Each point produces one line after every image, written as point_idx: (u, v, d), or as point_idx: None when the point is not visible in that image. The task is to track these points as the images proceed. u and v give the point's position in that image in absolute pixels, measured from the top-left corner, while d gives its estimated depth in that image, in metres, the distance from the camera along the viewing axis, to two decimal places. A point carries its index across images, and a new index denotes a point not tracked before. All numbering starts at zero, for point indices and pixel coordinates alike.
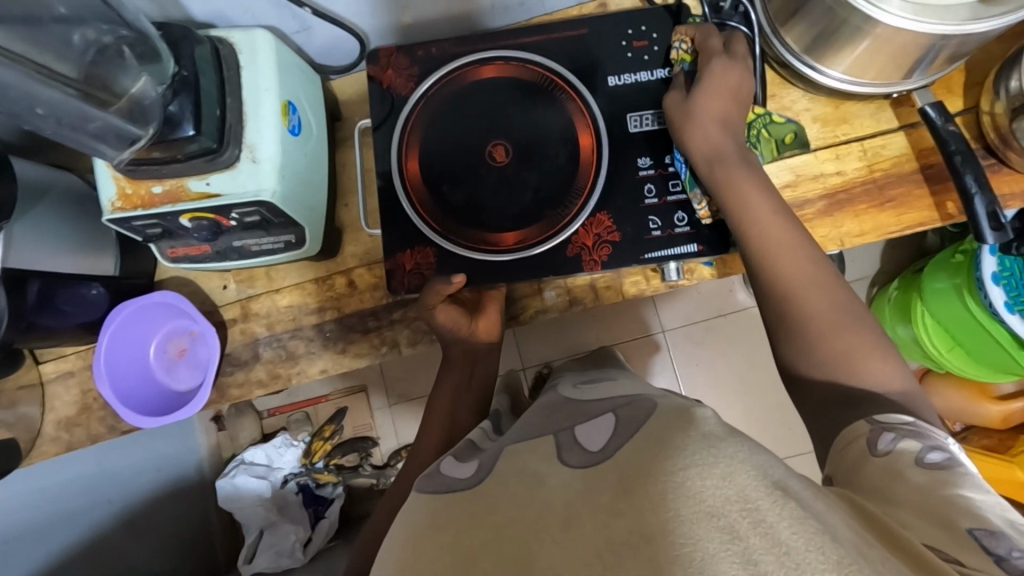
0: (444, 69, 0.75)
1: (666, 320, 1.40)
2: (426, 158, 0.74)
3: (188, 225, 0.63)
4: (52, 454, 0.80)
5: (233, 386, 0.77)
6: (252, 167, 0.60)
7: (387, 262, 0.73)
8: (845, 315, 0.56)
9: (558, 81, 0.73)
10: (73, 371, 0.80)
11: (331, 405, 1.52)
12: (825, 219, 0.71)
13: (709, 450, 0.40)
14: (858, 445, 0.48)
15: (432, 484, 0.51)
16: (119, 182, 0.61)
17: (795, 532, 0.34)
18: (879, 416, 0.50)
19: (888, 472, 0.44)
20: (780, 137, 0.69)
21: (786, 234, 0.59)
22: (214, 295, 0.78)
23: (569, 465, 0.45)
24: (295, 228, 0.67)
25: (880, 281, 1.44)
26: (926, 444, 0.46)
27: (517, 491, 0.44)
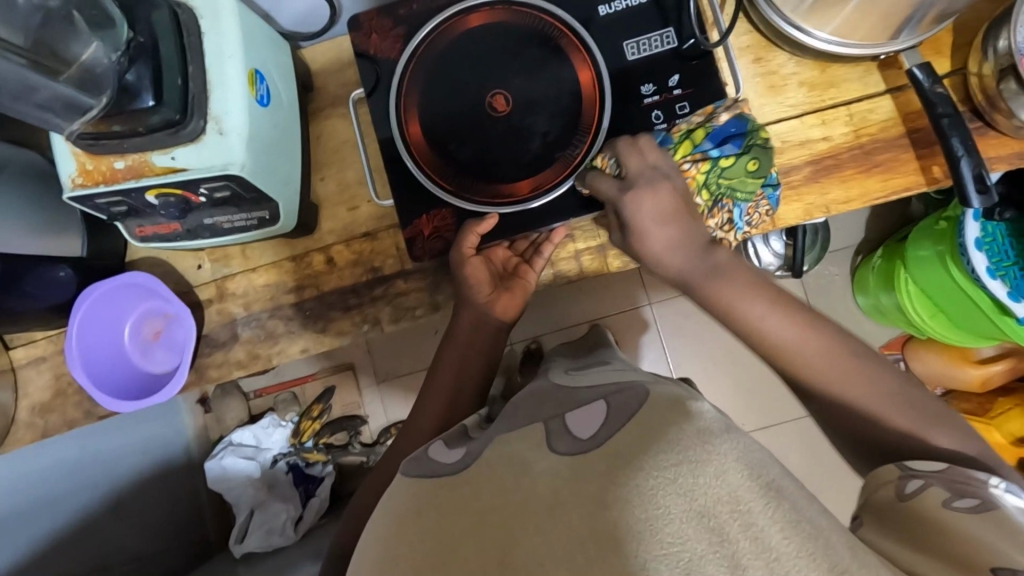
0: (437, 20, 0.71)
1: (652, 292, 1.40)
2: (426, 118, 0.71)
3: (154, 202, 0.61)
4: (28, 441, 0.78)
5: (212, 368, 0.75)
6: (218, 139, 0.57)
7: (406, 231, 0.71)
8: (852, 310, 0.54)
9: (549, 20, 0.71)
10: (45, 356, 0.78)
11: (318, 383, 1.52)
12: (812, 186, 0.70)
13: (706, 444, 0.40)
14: (888, 492, 0.53)
15: (416, 468, 0.50)
16: (78, 157, 0.58)
17: (787, 539, 0.36)
18: (910, 461, 0.53)
19: (926, 519, 0.48)
20: (743, 172, 0.64)
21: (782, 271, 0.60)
22: (188, 275, 0.76)
23: (557, 453, 0.44)
24: (268, 204, 0.64)
25: (864, 250, 1.45)
26: (956, 490, 0.50)
27: (501, 476, 0.44)
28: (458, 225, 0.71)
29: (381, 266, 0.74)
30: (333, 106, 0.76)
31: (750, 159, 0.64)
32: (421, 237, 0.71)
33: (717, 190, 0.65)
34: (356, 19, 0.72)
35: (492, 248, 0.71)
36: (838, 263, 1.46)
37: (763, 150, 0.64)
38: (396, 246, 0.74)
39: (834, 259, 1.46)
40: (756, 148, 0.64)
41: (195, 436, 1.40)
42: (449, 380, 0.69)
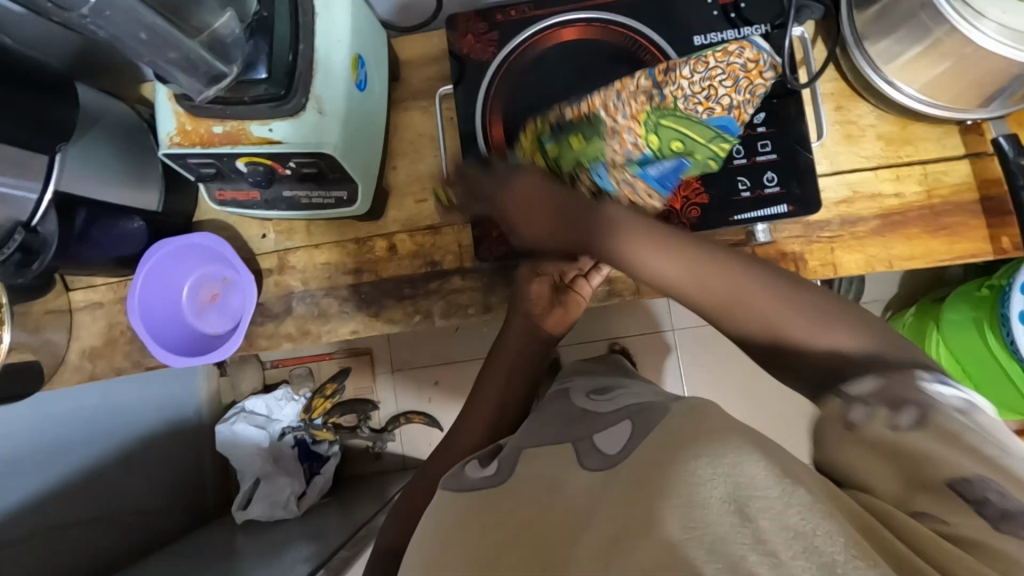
0: (532, 29, 0.72)
1: (677, 318, 1.40)
2: (510, 124, 0.73)
3: (243, 169, 0.62)
4: (73, 383, 0.80)
5: (262, 337, 0.77)
6: (316, 118, 0.58)
7: (475, 231, 0.72)
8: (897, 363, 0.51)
9: (642, 42, 0.71)
10: (101, 303, 0.80)
11: (335, 363, 1.54)
12: (877, 240, 0.71)
13: (719, 444, 0.41)
14: (831, 423, 0.45)
15: (455, 482, 0.53)
16: (178, 116, 0.59)
17: (818, 520, 0.35)
18: (849, 389, 0.47)
19: (882, 441, 0.41)
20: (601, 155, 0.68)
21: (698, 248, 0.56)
22: (252, 243, 0.77)
23: (590, 469, 0.48)
24: (348, 186, 0.65)
25: (894, 306, 1.45)
26: (895, 403, 0.43)
27: (537, 492, 0.48)
28: None
29: (441, 260, 0.75)
30: (414, 98, 0.77)
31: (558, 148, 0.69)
32: (489, 239, 0.72)
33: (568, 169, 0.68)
34: (454, 20, 0.73)
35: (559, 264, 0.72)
36: None
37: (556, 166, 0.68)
38: (458, 242, 0.75)
39: None
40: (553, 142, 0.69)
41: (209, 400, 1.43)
42: (495, 392, 0.70)
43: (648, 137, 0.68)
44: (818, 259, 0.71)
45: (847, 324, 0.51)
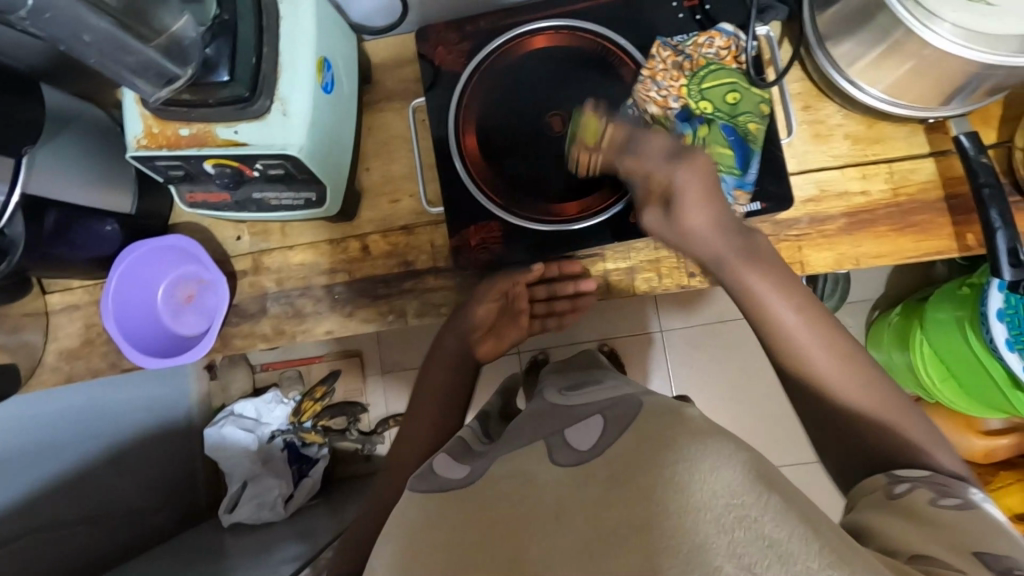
0: (504, 37, 0.72)
1: (664, 319, 1.41)
2: (484, 132, 0.73)
3: (210, 170, 0.63)
4: (52, 383, 0.81)
5: (238, 337, 0.77)
6: (282, 120, 0.59)
7: (452, 240, 0.73)
8: (846, 349, 0.55)
9: (612, 48, 0.71)
10: (79, 304, 0.81)
11: (325, 366, 1.54)
12: (844, 237, 0.72)
13: (699, 447, 0.41)
14: (876, 494, 0.48)
15: (425, 485, 0.50)
16: (146, 120, 0.60)
17: (793, 530, 0.36)
18: (899, 470, 0.49)
19: (906, 511, 0.44)
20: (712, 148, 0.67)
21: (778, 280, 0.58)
22: (227, 245, 0.78)
23: (561, 464, 0.46)
24: (317, 187, 0.66)
25: (881, 306, 1.46)
26: (942, 492, 0.45)
27: (509, 488, 0.45)
28: (505, 239, 0.72)
29: (415, 260, 0.76)
30: (387, 100, 0.78)
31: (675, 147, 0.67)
32: (466, 248, 0.72)
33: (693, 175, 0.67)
34: (424, 33, 0.74)
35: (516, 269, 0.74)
36: (855, 314, 1.46)
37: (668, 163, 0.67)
38: (432, 242, 0.76)
39: (849, 310, 1.47)
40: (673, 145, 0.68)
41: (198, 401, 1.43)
42: (435, 405, 0.69)
43: (702, 104, 0.69)
44: (787, 258, 0.72)
45: (828, 328, 0.56)
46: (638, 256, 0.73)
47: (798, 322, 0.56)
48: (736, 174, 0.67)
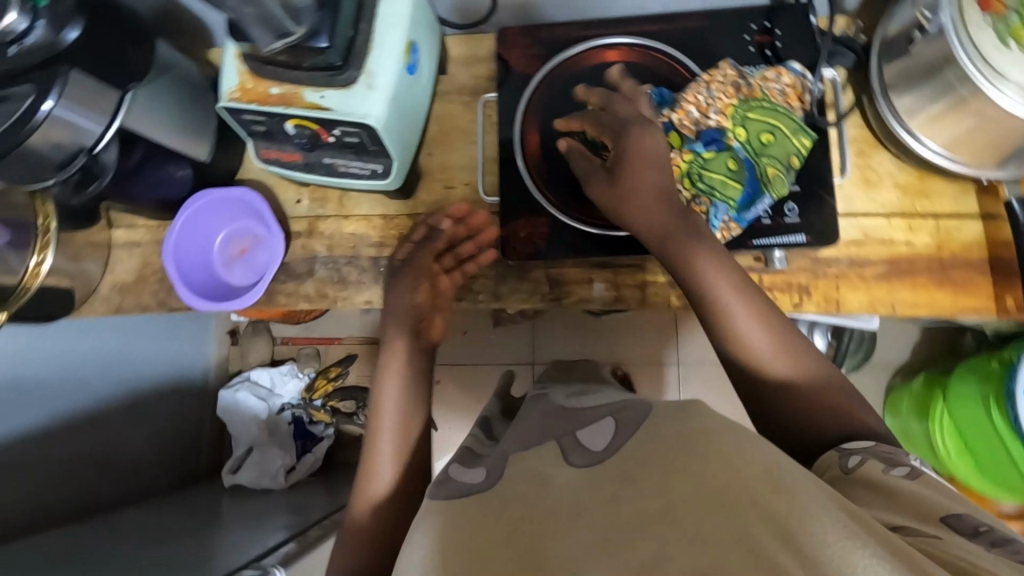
0: (581, 46, 0.75)
1: (683, 353, 1.42)
2: (546, 135, 0.76)
3: (292, 130, 0.67)
4: (101, 313, 0.85)
5: (282, 294, 0.81)
6: (366, 91, 0.63)
7: (501, 229, 0.76)
8: (791, 355, 0.55)
9: (680, 70, 0.72)
10: (139, 242, 0.85)
11: (342, 348, 1.56)
12: (883, 283, 0.73)
13: (722, 443, 0.42)
14: (831, 471, 0.48)
15: (445, 492, 0.50)
16: (241, 75, 0.65)
17: (840, 528, 0.35)
18: (847, 444, 0.50)
19: (870, 482, 0.44)
20: (725, 170, 0.66)
21: (716, 266, 0.57)
22: (286, 206, 0.82)
23: (575, 466, 0.47)
24: (385, 160, 0.70)
25: (903, 372, 1.45)
26: (890, 462, 0.46)
27: (524, 489, 0.46)
28: (552, 236, 0.74)
29: None
30: (458, 91, 0.81)
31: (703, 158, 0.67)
32: (513, 238, 0.75)
33: (698, 185, 0.66)
34: (502, 34, 0.77)
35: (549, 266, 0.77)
36: (875, 375, 1.45)
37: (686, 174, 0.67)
38: None
39: (871, 370, 1.46)
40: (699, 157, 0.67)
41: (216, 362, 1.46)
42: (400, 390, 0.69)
43: (735, 130, 0.67)
44: (822, 294, 0.73)
45: (766, 313, 0.56)
46: None
47: (746, 319, 0.56)
48: (731, 206, 0.66)
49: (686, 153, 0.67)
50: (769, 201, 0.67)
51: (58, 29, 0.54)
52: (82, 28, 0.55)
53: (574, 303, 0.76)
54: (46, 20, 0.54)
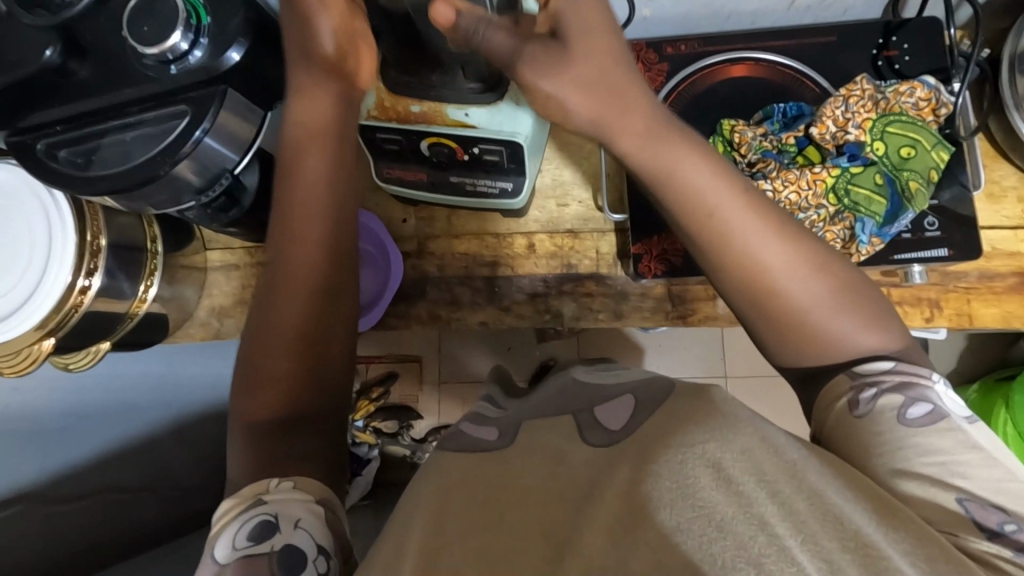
0: (714, 58, 0.73)
1: (731, 366, 1.41)
2: None
3: (426, 149, 0.65)
4: (197, 338, 0.82)
5: (394, 317, 0.78)
6: (514, 108, 0.62)
7: (633, 245, 0.73)
8: (795, 264, 0.49)
9: (806, 82, 0.72)
10: (237, 264, 0.82)
11: (383, 366, 1.47)
12: (1014, 295, 0.72)
13: (725, 428, 0.39)
14: (838, 406, 0.47)
15: (455, 442, 0.48)
16: (379, 92, 0.63)
17: (812, 506, 0.35)
18: (861, 369, 0.48)
19: (881, 439, 0.43)
20: (872, 185, 0.66)
21: (715, 189, 0.50)
22: (393, 226, 0.80)
23: (593, 444, 0.44)
24: (516, 178, 0.68)
25: (952, 383, 1.43)
26: (910, 395, 0.45)
27: (539, 458, 0.44)
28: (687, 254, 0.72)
29: (577, 263, 0.77)
30: None
31: (849, 172, 0.66)
32: (646, 255, 0.73)
33: (844, 200, 0.66)
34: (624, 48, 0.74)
35: (671, 283, 0.75)
36: None
37: (835, 187, 0.66)
38: (597, 248, 0.77)
39: None
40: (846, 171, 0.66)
41: None
42: (287, 359, 0.55)
43: (875, 144, 0.67)
44: (954, 308, 0.72)
45: (772, 231, 0.50)
46: None
47: (777, 259, 0.49)
48: (877, 220, 0.66)
49: (833, 168, 0.66)
50: (912, 214, 0.66)
51: (221, 51, 0.52)
52: (245, 50, 0.53)
53: (700, 320, 0.75)
54: (210, 40, 0.53)
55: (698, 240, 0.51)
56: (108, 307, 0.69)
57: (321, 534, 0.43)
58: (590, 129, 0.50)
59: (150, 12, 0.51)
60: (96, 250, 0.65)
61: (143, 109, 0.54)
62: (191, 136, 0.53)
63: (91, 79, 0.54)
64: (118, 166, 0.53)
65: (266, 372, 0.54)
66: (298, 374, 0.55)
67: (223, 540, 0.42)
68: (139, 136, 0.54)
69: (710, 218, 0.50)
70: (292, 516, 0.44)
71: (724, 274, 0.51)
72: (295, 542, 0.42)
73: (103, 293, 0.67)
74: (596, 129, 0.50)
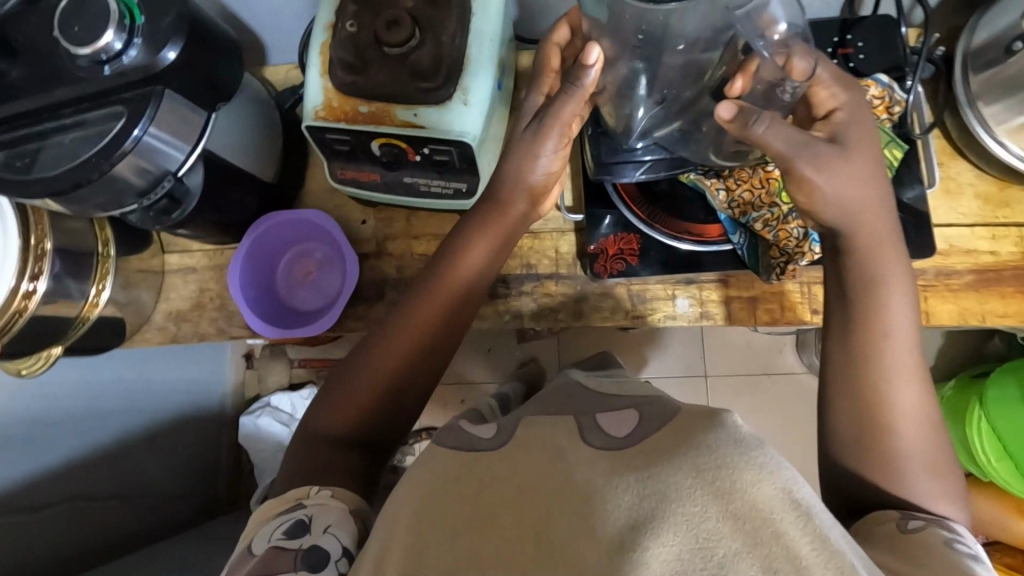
0: None
1: (710, 364, 1.40)
2: None
3: (377, 150, 0.65)
4: (156, 342, 0.81)
5: (353, 319, 0.77)
6: (462, 109, 0.61)
7: (590, 245, 0.73)
8: (916, 418, 0.50)
9: None
10: (195, 267, 0.81)
11: None
12: (971, 292, 0.72)
13: (738, 451, 0.35)
14: (886, 525, 0.46)
15: (451, 439, 0.45)
16: (326, 93, 0.62)
17: (816, 552, 0.32)
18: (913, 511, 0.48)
19: (930, 546, 0.43)
20: None
21: (905, 333, 0.51)
22: (352, 228, 0.79)
23: (592, 445, 0.40)
24: (468, 178, 0.68)
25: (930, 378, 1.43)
26: (953, 532, 0.45)
27: (532, 462, 0.40)
28: (643, 253, 0.72)
29: (537, 264, 0.77)
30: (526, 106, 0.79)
31: None
32: (603, 254, 0.73)
33: None
34: None
35: (630, 284, 0.75)
36: None
37: None
38: (556, 248, 0.77)
39: None
40: None
41: (232, 392, 1.27)
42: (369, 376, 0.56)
43: None
44: None
45: (918, 382, 0.51)
46: (762, 286, 0.74)
47: (905, 402, 0.50)
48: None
49: None
50: None
51: (155, 49, 0.51)
52: (181, 49, 0.52)
53: (661, 319, 0.75)
54: (143, 39, 0.51)
55: (840, 344, 0.52)
56: (54, 310, 0.68)
57: (347, 536, 0.45)
58: (845, 220, 0.52)
59: (82, 13, 0.51)
60: (41, 253, 0.65)
61: (80, 109, 0.53)
62: (130, 135, 0.52)
63: (26, 78, 0.53)
64: (59, 167, 0.52)
65: (331, 400, 0.57)
66: (368, 412, 0.56)
67: (263, 534, 0.45)
68: (76, 139, 0.53)
69: (884, 337, 0.51)
70: (323, 521, 0.46)
71: (836, 373, 0.52)
72: (322, 543, 0.44)
73: (49, 297, 0.66)
74: (850, 221, 0.52)
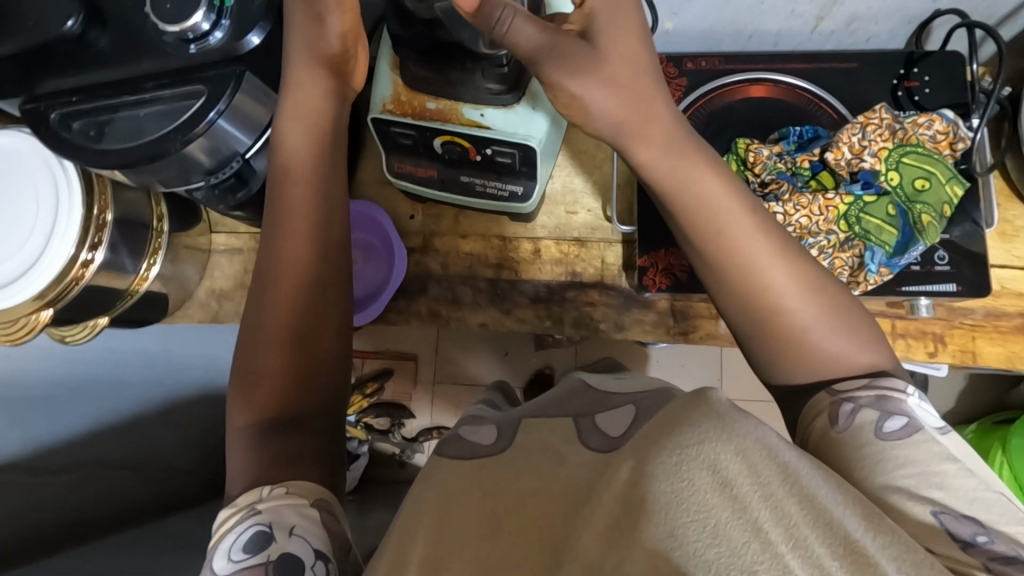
0: (738, 76, 0.73)
1: (728, 387, 1.39)
2: None
3: (439, 146, 0.65)
4: (196, 319, 0.81)
5: (394, 312, 0.78)
6: (528, 113, 0.61)
7: (642, 257, 0.73)
8: (792, 287, 0.51)
9: (824, 106, 0.72)
10: (241, 249, 0.81)
11: (380, 360, 1.45)
12: (1019, 336, 0.71)
13: (721, 425, 0.37)
14: (821, 420, 0.47)
15: (454, 449, 0.47)
16: (396, 86, 0.63)
17: (804, 511, 0.33)
18: (839, 384, 0.49)
19: (863, 451, 0.44)
20: (883, 215, 0.66)
21: (740, 220, 0.51)
22: (400, 221, 0.80)
23: (591, 448, 0.45)
24: (526, 182, 0.68)
25: (949, 419, 1.41)
26: (886, 409, 0.45)
27: (536, 459, 0.45)
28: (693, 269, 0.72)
29: (582, 272, 0.77)
30: None
31: (860, 205, 0.66)
32: (653, 269, 0.72)
33: (855, 227, 0.66)
34: None
35: (675, 299, 0.75)
36: None
37: (846, 215, 0.66)
38: (602, 258, 0.77)
39: None
40: (857, 203, 0.66)
41: None
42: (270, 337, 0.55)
43: (889, 173, 0.66)
44: (958, 345, 0.71)
45: (782, 259, 0.51)
46: None
47: (774, 277, 0.51)
48: (887, 249, 0.65)
49: (846, 195, 0.66)
50: (922, 247, 0.66)
51: (241, 33, 0.52)
52: (265, 33, 0.53)
53: (702, 337, 0.75)
54: (230, 21, 0.53)
55: (698, 255, 0.54)
56: (109, 281, 0.69)
57: (317, 538, 0.44)
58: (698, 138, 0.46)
59: None
60: (102, 224, 0.65)
61: (159, 85, 0.53)
62: (205, 118, 0.52)
63: (110, 48, 0.54)
64: (130, 140, 0.53)
65: (263, 385, 0.54)
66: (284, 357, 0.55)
67: (224, 547, 0.44)
68: (152, 113, 0.54)
69: (718, 234, 0.52)
70: (286, 523, 0.44)
71: (735, 301, 0.53)
72: (291, 548, 0.43)
73: (105, 266, 0.67)
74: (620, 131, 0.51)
